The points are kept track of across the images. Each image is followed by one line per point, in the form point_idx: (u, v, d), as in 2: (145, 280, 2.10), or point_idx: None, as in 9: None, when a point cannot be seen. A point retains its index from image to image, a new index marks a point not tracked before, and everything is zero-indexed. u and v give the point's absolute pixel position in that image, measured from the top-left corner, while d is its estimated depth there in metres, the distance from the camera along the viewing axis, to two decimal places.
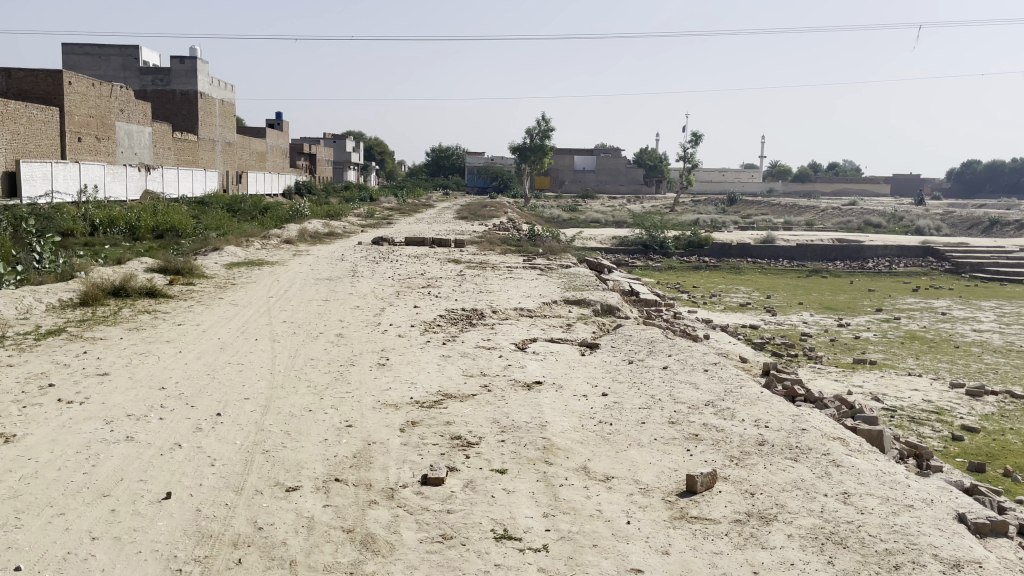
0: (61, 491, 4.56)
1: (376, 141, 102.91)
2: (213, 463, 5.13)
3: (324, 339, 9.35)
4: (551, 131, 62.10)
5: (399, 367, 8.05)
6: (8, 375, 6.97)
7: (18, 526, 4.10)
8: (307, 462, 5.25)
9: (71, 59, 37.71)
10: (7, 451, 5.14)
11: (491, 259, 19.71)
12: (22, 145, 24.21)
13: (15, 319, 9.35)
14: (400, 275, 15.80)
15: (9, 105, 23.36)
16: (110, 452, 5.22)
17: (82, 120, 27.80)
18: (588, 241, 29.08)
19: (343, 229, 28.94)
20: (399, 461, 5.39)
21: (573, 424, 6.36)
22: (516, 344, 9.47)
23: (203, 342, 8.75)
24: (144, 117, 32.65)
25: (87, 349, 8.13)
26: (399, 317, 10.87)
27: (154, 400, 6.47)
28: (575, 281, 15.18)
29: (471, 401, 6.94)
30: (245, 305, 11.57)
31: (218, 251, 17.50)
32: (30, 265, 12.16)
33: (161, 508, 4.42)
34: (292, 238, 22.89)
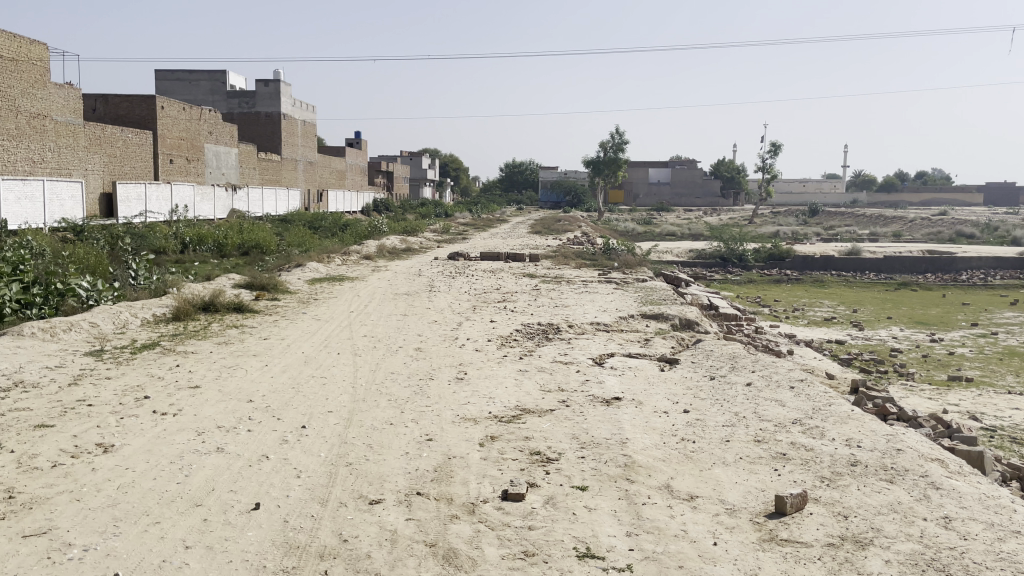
0: (157, 500, 4.74)
1: (451, 158, 104.71)
2: (299, 475, 5.24)
3: (403, 353, 9.48)
4: (625, 144, 61.92)
5: (477, 381, 8.08)
6: (108, 388, 7.30)
7: (117, 534, 4.26)
8: (389, 475, 5.32)
9: (163, 86, 39.54)
10: (106, 460, 5.37)
11: (567, 273, 19.72)
12: (119, 167, 25.50)
13: (112, 333, 9.83)
14: (476, 289, 15.96)
15: (107, 130, 24.69)
16: (202, 463, 5.40)
17: (174, 142, 29.11)
18: (665, 255, 28.80)
19: (421, 245, 29.45)
20: (479, 475, 5.40)
21: (654, 442, 6.24)
22: (594, 358, 9.41)
23: (287, 356, 8.99)
24: (231, 138, 33.99)
25: (179, 363, 8.45)
26: (476, 332, 10.93)
27: (243, 413, 6.67)
28: (653, 295, 15.01)
29: (550, 416, 6.90)
30: (327, 319, 11.84)
31: (301, 268, 17.99)
32: (127, 282, 12.76)
33: (250, 519, 4.53)
34: (371, 254, 23.32)
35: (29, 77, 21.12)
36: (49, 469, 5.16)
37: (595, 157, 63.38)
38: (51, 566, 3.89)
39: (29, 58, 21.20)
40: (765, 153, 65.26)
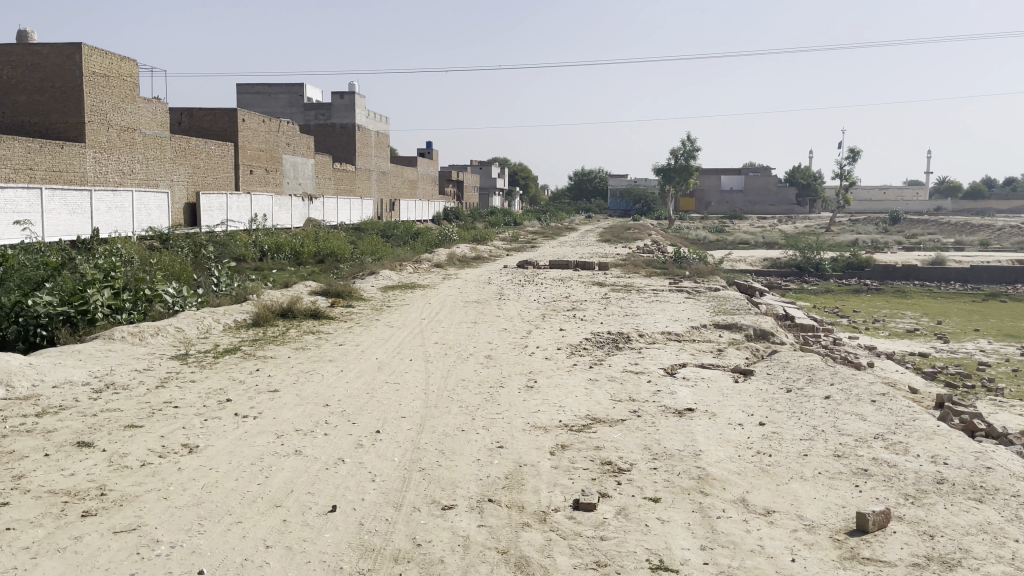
0: (239, 500, 4.90)
1: (521, 167, 105.32)
2: (373, 479, 5.35)
3: (473, 360, 9.56)
4: (697, 150, 61.09)
5: (547, 390, 8.09)
6: (192, 390, 7.59)
7: (202, 532, 4.43)
8: (461, 481, 5.37)
9: (244, 99, 40.94)
10: (192, 461, 5.58)
11: (637, 281, 19.57)
12: (202, 178, 26.52)
13: (196, 338, 10.22)
14: (546, 298, 15.98)
15: (191, 142, 25.70)
16: (281, 465, 5.57)
17: (254, 154, 30.10)
18: (738, 264, 28.27)
19: (491, 253, 29.65)
20: (551, 484, 5.40)
21: (729, 454, 6.13)
22: (665, 368, 9.30)
23: (362, 362, 9.18)
24: (308, 149, 34.96)
25: (259, 367, 8.73)
26: (546, 340, 10.95)
27: (319, 417, 6.85)
28: (725, 304, 14.75)
29: (621, 426, 6.86)
30: (399, 326, 12.04)
31: (374, 275, 18.36)
32: (210, 288, 13.25)
33: (327, 521, 4.64)
34: (442, 262, 23.60)
35: (119, 92, 22.12)
36: (138, 468, 5.39)
37: (666, 165, 62.70)
38: (141, 561, 4.06)
39: (120, 75, 22.21)
40: (844, 159, 63.40)
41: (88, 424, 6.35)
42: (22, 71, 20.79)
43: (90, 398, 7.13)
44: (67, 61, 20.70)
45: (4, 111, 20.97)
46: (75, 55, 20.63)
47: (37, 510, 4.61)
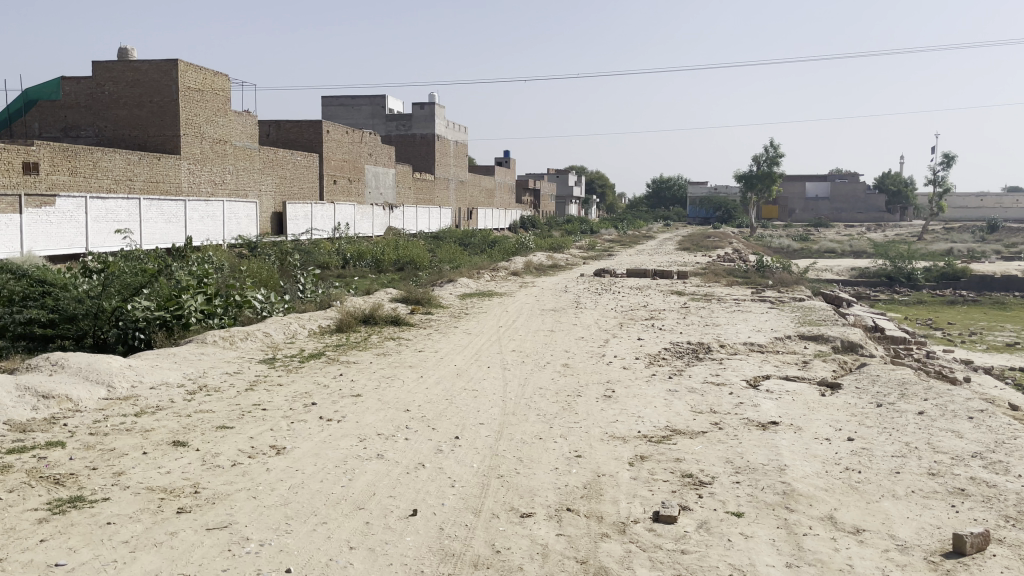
0: (324, 501, 5.03)
1: (598, 176, 104.96)
2: (453, 485, 5.41)
3: (551, 368, 9.57)
4: (780, 157, 59.61)
5: (626, 399, 8.02)
6: (280, 393, 7.85)
7: (289, 531, 4.56)
8: (539, 490, 5.37)
9: (329, 111, 42.13)
10: (279, 462, 5.76)
11: (718, 291, 19.21)
12: (288, 188, 27.41)
13: (283, 342, 10.56)
14: (623, 306, 15.86)
15: (278, 153, 26.61)
16: (364, 468, 5.69)
17: (338, 164, 30.94)
18: (824, 273, 27.40)
19: (568, 261, 29.63)
20: (630, 495, 5.35)
21: (815, 470, 5.95)
22: (748, 380, 9.09)
23: (441, 369, 9.30)
24: (389, 159, 35.73)
25: (343, 372, 8.96)
26: (624, 349, 10.86)
27: (401, 421, 6.97)
28: (811, 315, 14.32)
29: (702, 438, 6.73)
30: (477, 333, 12.16)
31: (452, 283, 18.61)
32: (295, 295, 13.68)
33: (409, 524, 4.72)
34: (519, 270, 23.69)
35: (211, 106, 23.08)
36: (229, 467, 5.60)
37: (748, 172, 61.38)
38: (232, 557, 4.21)
39: (213, 89, 23.15)
40: (937, 165, 60.79)
41: (182, 424, 6.63)
42: (123, 87, 21.90)
43: (184, 399, 7.45)
44: (164, 76, 21.70)
45: (106, 126, 22.16)
46: (172, 71, 21.61)
47: (136, 506, 4.84)
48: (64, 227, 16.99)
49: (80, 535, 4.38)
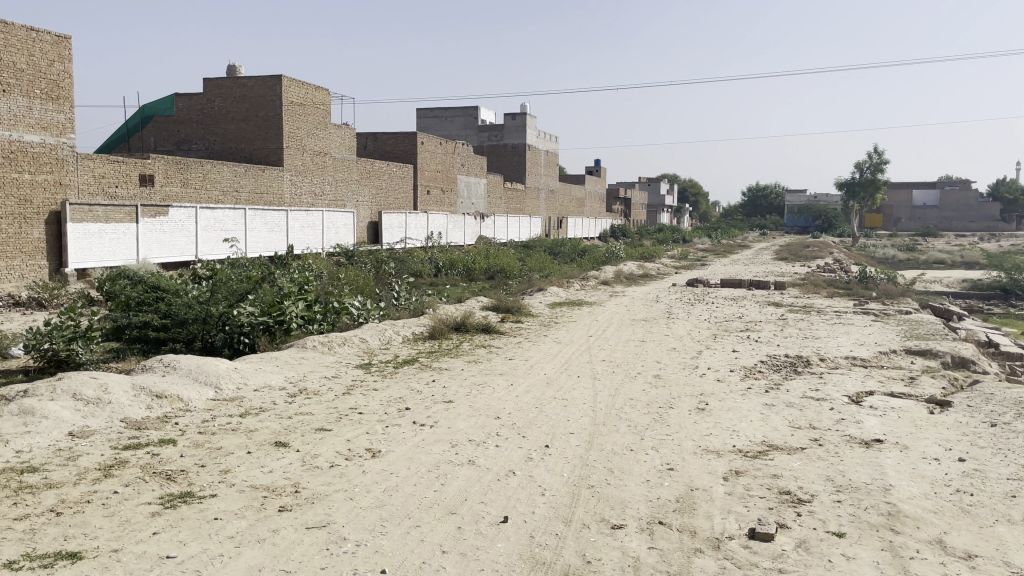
0: (418, 505, 5.13)
1: (691, 184, 103.39)
2: (543, 493, 5.42)
3: (642, 379, 9.46)
4: (885, 163, 57.22)
5: (720, 412, 7.85)
6: (375, 398, 8.06)
7: (384, 533, 4.67)
8: (631, 501, 5.32)
9: (423, 122, 43.06)
10: (374, 464, 5.92)
11: (817, 302, 18.57)
12: (384, 198, 28.13)
13: (378, 348, 10.84)
14: (717, 317, 15.54)
15: (375, 164, 27.36)
16: (457, 474, 5.77)
17: (431, 175, 31.55)
18: (933, 285, 26.10)
19: (659, 271, 29.26)
20: (724, 510, 5.23)
21: (923, 491, 5.65)
22: (850, 396, 8.73)
23: (531, 377, 9.34)
24: (481, 169, 36.20)
25: (435, 378, 9.11)
26: (718, 362, 10.63)
27: (491, 428, 7.04)
28: (918, 329, 13.65)
29: (800, 455, 6.52)
30: (568, 343, 12.15)
31: (542, 292, 18.67)
32: (390, 302, 14.04)
33: (500, 531, 4.76)
34: (609, 280, 23.54)
35: (313, 120, 23.96)
36: (328, 469, 5.79)
37: (850, 179, 59.16)
38: (330, 556, 4.34)
39: (314, 103, 24.04)
40: None
41: (283, 425, 6.89)
42: (231, 102, 23.00)
43: (286, 401, 7.74)
44: (268, 91, 22.67)
45: (215, 140, 23.29)
46: (276, 86, 22.55)
47: (240, 503, 5.05)
48: (176, 236, 17.96)
49: (189, 529, 4.61)
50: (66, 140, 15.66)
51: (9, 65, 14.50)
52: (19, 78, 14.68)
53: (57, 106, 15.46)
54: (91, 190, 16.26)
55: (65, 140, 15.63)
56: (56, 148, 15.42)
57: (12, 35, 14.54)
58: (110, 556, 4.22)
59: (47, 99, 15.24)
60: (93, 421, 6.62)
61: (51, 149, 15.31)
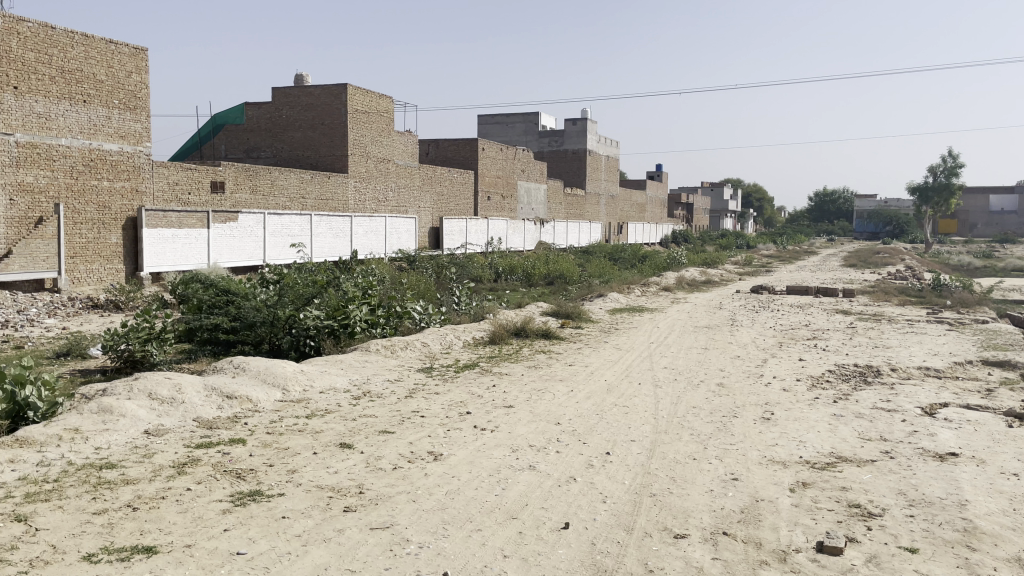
0: (479, 508, 5.16)
1: (755, 189, 101.59)
2: (605, 500, 5.39)
3: (705, 387, 9.33)
4: (961, 167, 55.21)
5: (786, 423, 7.69)
6: (436, 401, 8.14)
7: (446, 536, 4.71)
8: (694, 511, 5.25)
9: (484, 129, 43.38)
10: (436, 467, 5.98)
11: (888, 310, 18.01)
12: (445, 204, 28.40)
13: (439, 353, 10.95)
14: (783, 325, 15.20)
15: (436, 170, 27.67)
16: (518, 479, 5.79)
17: (492, 180, 31.72)
18: (1012, 294, 25.04)
19: (722, 277, 28.80)
20: (791, 523, 5.11)
21: (1002, 507, 5.43)
22: (923, 408, 8.43)
23: (592, 383, 9.30)
24: (541, 175, 36.24)
25: (496, 383, 9.15)
26: (784, 371, 10.40)
27: (552, 434, 7.04)
28: (995, 339, 13.11)
29: (870, 467, 6.33)
30: (628, 349, 12.06)
31: (603, 298, 18.57)
32: (451, 307, 14.17)
33: (561, 537, 4.76)
34: (671, 286, 23.28)
35: (376, 127, 24.36)
36: (391, 471, 5.87)
37: (923, 184, 57.26)
38: (394, 557, 4.40)
39: (378, 111, 24.44)
40: None
41: (348, 427, 7.03)
42: (298, 111, 23.56)
43: (350, 404, 7.88)
44: (334, 100, 23.15)
45: (283, 147, 23.89)
46: (341, 94, 23.00)
47: (307, 502, 5.17)
48: (246, 242, 18.54)
49: (258, 527, 4.73)
50: (143, 148, 16.26)
51: (90, 77, 15.16)
52: (99, 89, 15.34)
53: (134, 116, 16.10)
54: (166, 197, 16.79)
55: (142, 149, 16.24)
56: (133, 156, 16.04)
57: (93, 47, 15.20)
58: (183, 551, 4.36)
59: (125, 109, 15.89)
60: (167, 419, 6.85)
61: (129, 157, 15.93)
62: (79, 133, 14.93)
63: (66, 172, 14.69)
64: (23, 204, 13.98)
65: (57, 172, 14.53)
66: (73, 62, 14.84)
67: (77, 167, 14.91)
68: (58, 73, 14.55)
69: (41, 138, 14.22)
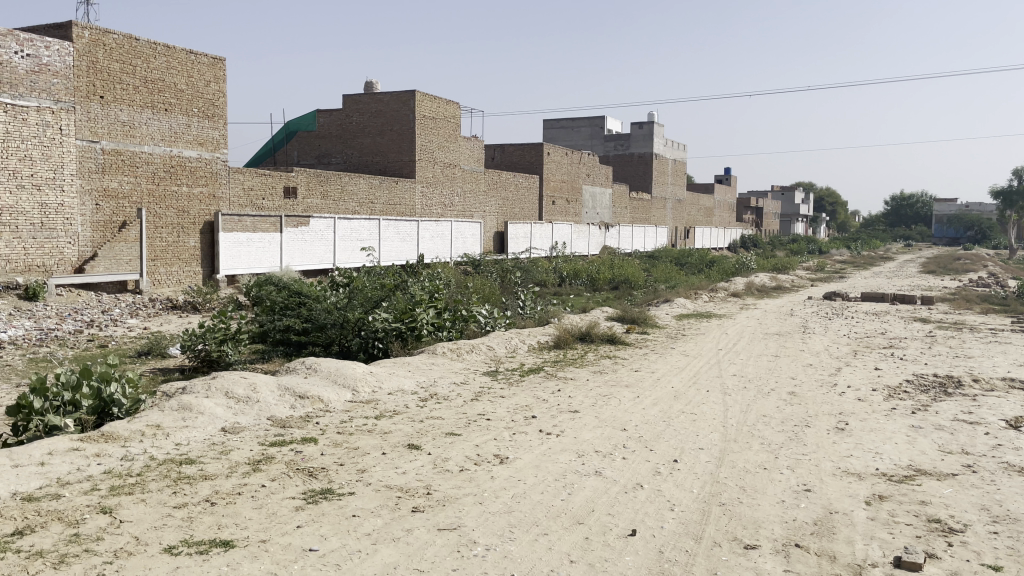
0: (545, 512, 5.17)
1: (827, 193, 99.01)
2: (673, 508, 5.32)
3: (776, 396, 9.12)
4: None
5: (860, 433, 7.46)
6: (502, 405, 8.18)
7: (512, 539, 4.73)
8: (765, 522, 5.14)
9: (550, 134, 43.44)
10: (502, 471, 6.01)
11: (969, 319, 17.29)
12: (510, 209, 28.53)
13: (504, 356, 11.00)
14: (857, 333, 14.75)
15: (502, 175, 27.84)
16: (583, 484, 5.77)
17: (557, 185, 31.72)
18: None
19: (793, 283, 28.14)
20: (866, 536, 4.96)
21: None
22: (1008, 420, 8.07)
23: (659, 390, 9.19)
24: (607, 179, 36.07)
25: (561, 388, 9.13)
26: (858, 380, 10.09)
27: (618, 440, 6.99)
28: None
29: (952, 481, 6.08)
30: (696, 356, 11.88)
31: (669, 303, 18.37)
32: (517, 311, 14.22)
33: (628, 544, 4.72)
34: (739, 292, 22.86)
35: (443, 133, 24.64)
36: (458, 472, 5.93)
37: (1007, 187, 54.89)
38: (461, 558, 4.44)
39: (445, 117, 24.71)
40: None
41: (416, 429, 7.12)
42: (368, 117, 24.05)
43: (418, 405, 7.98)
44: (402, 106, 23.51)
45: (352, 153, 24.41)
46: (409, 100, 23.32)
47: (377, 502, 5.26)
48: (316, 246, 18.91)
49: (330, 524, 4.84)
50: (220, 155, 16.83)
51: (171, 86, 15.76)
52: (180, 98, 15.93)
53: (212, 124, 16.69)
54: (241, 202, 17.37)
55: (220, 155, 16.81)
56: (211, 162, 16.62)
57: (174, 58, 15.79)
58: (259, 546, 4.49)
59: (204, 117, 16.48)
60: (243, 418, 7.07)
61: (207, 164, 16.51)
62: (160, 141, 15.55)
63: (148, 178, 15.34)
64: (108, 209, 14.66)
65: (140, 177, 15.19)
66: (155, 72, 15.45)
67: (158, 173, 15.54)
68: (141, 83, 15.17)
69: (125, 145, 14.86)
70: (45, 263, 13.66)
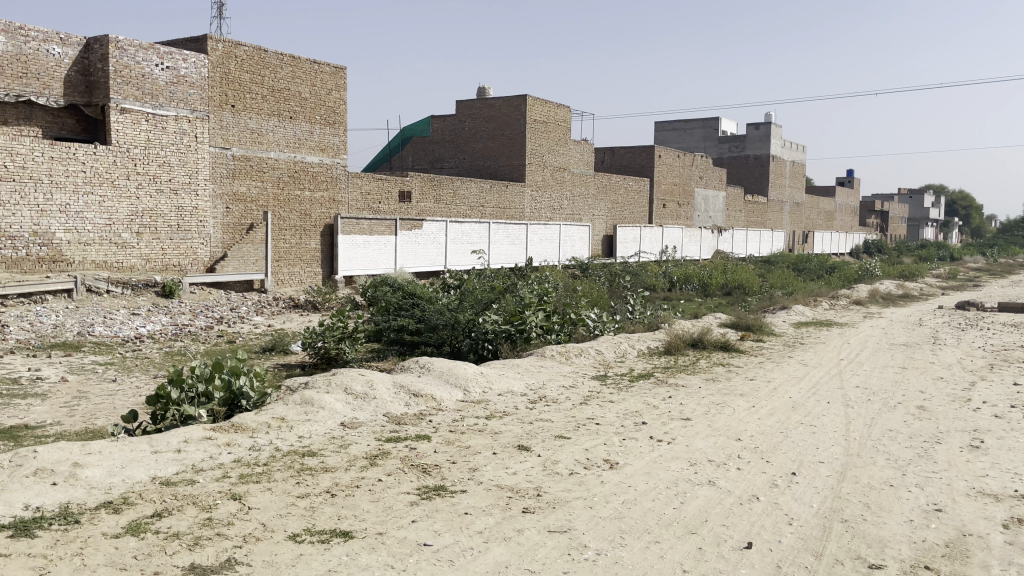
0: (657, 520, 5.10)
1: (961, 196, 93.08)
2: (790, 522, 5.14)
3: (903, 410, 8.64)
4: None
5: (998, 452, 6.97)
6: (612, 410, 8.11)
7: (623, 545, 4.69)
8: (890, 541, 4.88)
9: (661, 136, 42.80)
10: (613, 476, 5.97)
11: None
12: (620, 213, 28.31)
13: (614, 361, 10.91)
14: (994, 345, 13.78)
15: (612, 179, 27.66)
16: (696, 493, 5.65)
17: (668, 188, 31.21)
18: None
19: (921, 291, 26.58)
20: (1005, 561, 4.63)
21: None
22: None
23: (775, 400, 8.88)
24: (721, 182, 35.21)
25: (672, 394, 8.97)
26: (996, 395, 9.41)
27: (732, 450, 6.81)
28: None
29: None
30: (815, 365, 11.41)
31: (785, 310, 17.73)
32: (626, 315, 14.09)
33: (743, 556, 4.60)
34: (863, 299, 21.79)
35: (554, 137, 24.72)
36: (568, 475, 5.94)
37: None
38: (572, 561, 4.44)
39: (555, 121, 24.78)
40: None
41: (525, 430, 7.17)
42: (480, 122, 24.43)
43: (527, 407, 8.04)
44: (513, 111, 23.74)
45: (465, 157, 24.88)
46: (520, 105, 23.51)
47: (488, 501, 5.33)
48: (428, 248, 19.45)
49: (443, 520, 4.95)
50: (340, 160, 17.52)
51: (296, 95, 16.51)
52: (304, 106, 16.68)
53: (333, 130, 17.40)
54: (359, 206, 17.99)
55: (339, 161, 17.50)
56: (332, 167, 17.31)
57: (299, 67, 16.53)
58: (376, 538, 4.65)
59: (325, 124, 17.21)
60: (361, 413, 7.33)
61: (328, 169, 17.21)
62: (285, 147, 16.33)
63: (274, 183, 16.12)
64: (237, 212, 15.51)
65: (267, 182, 15.98)
66: (282, 82, 16.22)
67: (283, 178, 16.30)
68: (269, 92, 15.96)
69: (253, 152, 15.69)
70: (180, 263, 14.60)
